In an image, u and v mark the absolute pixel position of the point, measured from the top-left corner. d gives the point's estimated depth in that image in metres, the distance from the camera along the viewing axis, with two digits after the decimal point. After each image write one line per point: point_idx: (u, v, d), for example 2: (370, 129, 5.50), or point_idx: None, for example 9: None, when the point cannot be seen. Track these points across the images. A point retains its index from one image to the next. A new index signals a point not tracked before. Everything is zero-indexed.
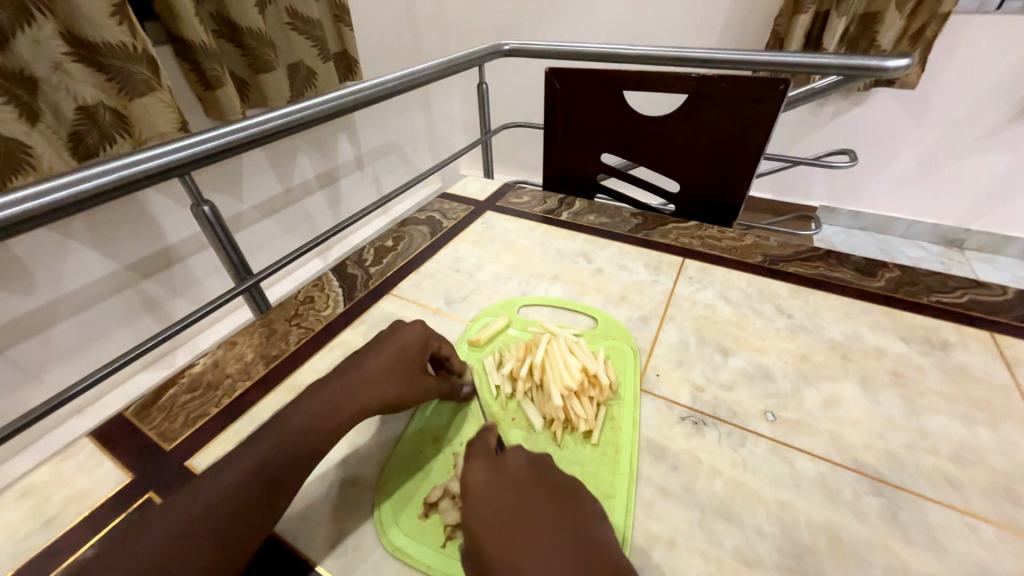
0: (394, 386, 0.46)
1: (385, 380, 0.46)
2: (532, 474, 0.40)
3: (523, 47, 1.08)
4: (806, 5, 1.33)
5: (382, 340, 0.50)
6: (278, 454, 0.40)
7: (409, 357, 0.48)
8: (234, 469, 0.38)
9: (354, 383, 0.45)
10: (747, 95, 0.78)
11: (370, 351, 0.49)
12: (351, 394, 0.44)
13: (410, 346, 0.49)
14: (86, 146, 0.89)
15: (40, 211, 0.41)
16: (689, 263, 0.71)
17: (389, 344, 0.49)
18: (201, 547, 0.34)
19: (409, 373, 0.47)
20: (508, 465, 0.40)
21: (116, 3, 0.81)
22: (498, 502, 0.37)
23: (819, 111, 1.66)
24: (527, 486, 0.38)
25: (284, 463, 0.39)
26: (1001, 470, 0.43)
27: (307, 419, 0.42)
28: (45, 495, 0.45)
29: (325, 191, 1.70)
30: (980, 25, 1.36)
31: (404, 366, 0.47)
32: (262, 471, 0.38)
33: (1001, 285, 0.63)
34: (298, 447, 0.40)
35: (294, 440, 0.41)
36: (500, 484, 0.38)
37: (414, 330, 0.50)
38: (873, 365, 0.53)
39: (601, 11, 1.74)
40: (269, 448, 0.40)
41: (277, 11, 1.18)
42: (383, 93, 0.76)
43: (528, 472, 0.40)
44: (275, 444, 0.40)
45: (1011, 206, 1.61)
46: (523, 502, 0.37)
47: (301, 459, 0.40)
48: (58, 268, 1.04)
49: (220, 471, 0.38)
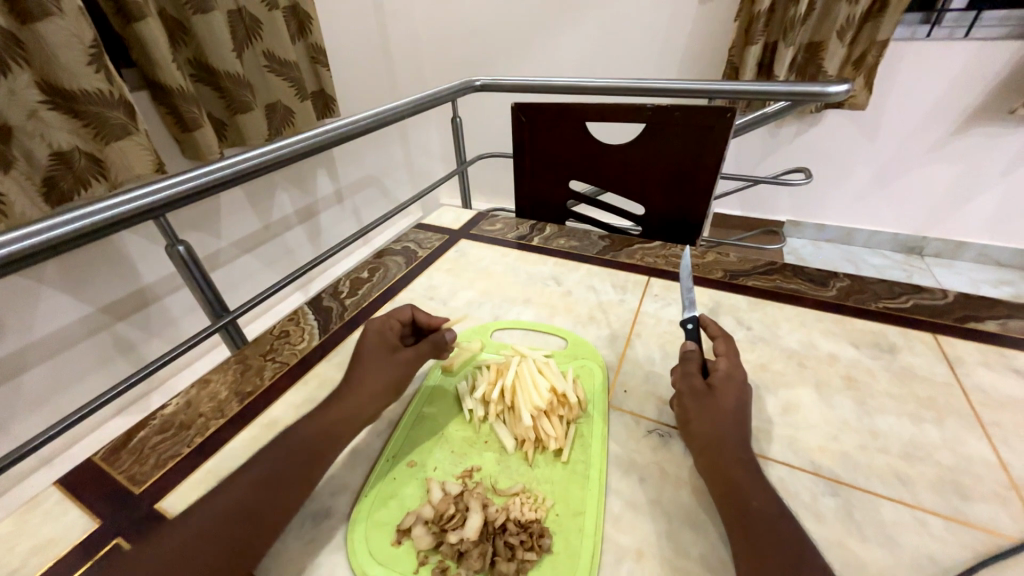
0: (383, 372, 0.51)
1: (369, 374, 0.51)
2: (741, 379, 0.48)
3: (493, 83, 1.13)
4: (756, 37, 1.43)
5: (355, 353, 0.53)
6: (263, 491, 0.40)
7: (379, 344, 0.53)
8: (222, 502, 0.39)
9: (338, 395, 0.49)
10: (699, 122, 0.83)
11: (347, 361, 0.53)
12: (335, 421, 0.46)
13: (373, 338, 0.54)
14: (60, 191, 0.90)
15: (14, 256, 0.42)
16: (654, 282, 0.74)
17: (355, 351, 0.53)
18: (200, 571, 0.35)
19: (389, 353, 0.53)
20: (724, 369, 0.49)
21: (93, 53, 0.83)
22: (710, 396, 0.46)
23: (778, 132, 1.76)
24: (738, 385, 0.47)
25: (270, 496, 0.40)
26: (946, 463, 0.45)
27: (297, 448, 0.44)
28: (8, 548, 0.44)
29: (305, 225, 1.72)
30: (914, 50, 1.48)
31: (376, 354, 0.53)
32: (242, 508, 0.39)
33: (942, 289, 0.67)
34: (282, 480, 0.41)
35: (274, 474, 0.41)
36: (725, 379, 0.47)
37: (371, 323, 0.56)
38: (827, 370, 0.56)
39: (568, 49, 1.84)
40: (254, 484, 0.40)
41: (255, 54, 1.22)
42: (361, 131, 0.79)
43: (737, 377, 0.48)
44: (258, 481, 0.41)
45: (962, 214, 1.71)
46: (730, 398, 0.46)
47: (286, 495, 0.41)
48: (30, 314, 1.02)
49: (201, 511, 0.38)
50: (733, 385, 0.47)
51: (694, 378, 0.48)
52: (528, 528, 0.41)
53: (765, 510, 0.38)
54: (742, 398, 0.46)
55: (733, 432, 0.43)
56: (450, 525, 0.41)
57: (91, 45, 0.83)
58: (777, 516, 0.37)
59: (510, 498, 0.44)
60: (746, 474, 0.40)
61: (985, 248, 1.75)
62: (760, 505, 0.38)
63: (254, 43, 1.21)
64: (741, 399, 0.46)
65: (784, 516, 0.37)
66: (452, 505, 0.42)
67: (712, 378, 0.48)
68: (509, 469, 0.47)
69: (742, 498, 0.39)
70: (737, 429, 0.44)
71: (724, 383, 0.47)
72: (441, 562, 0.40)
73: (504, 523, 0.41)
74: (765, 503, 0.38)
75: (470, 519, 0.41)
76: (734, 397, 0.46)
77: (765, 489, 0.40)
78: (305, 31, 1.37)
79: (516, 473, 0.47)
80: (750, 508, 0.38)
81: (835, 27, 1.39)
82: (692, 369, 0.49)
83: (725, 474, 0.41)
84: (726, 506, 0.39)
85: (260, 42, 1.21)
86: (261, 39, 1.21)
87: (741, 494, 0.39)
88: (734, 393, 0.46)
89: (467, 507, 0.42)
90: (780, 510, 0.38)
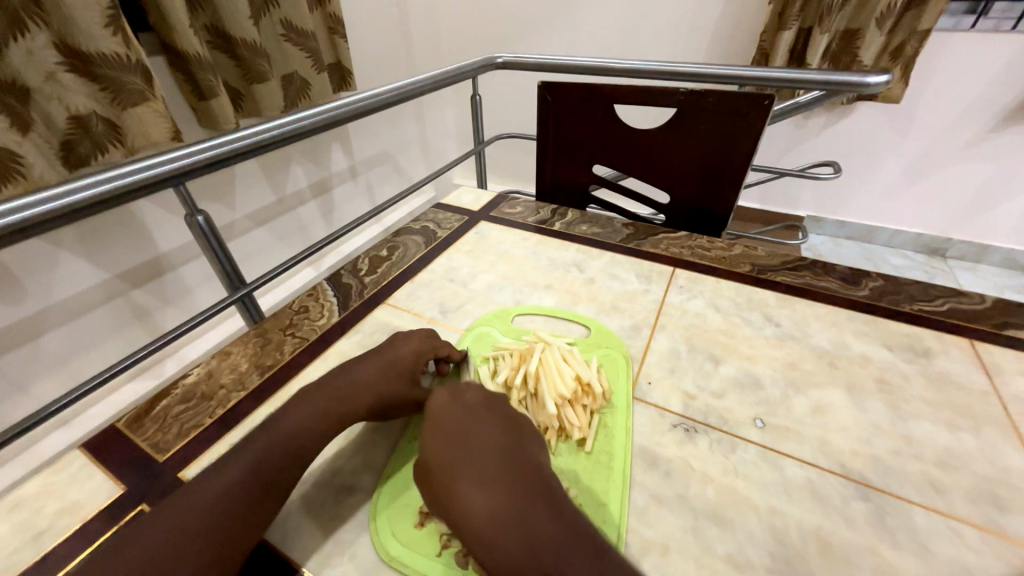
0: (390, 382, 0.49)
1: (381, 379, 0.49)
2: (490, 406, 0.45)
3: (516, 61, 1.09)
4: (790, 22, 1.37)
5: (377, 351, 0.52)
6: (266, 462, 0.41)
7: (407, 357, 0.51)
8: (226, 473, 0.39)
9: (345, 393, 0.47)
10: (734, 109, 0.80)
11: (365, 360, 0.51)
12: (340, 398, 0.47)
13: (408, 352, 0.52)
14: (77, 156, 0.89)
15: (8, 228, 0.40)
16: (679, 273, 0.72)
17: (384, 354, 0.51)
18: (201, 538, 0.35)
19: (405, 377, 0.50)
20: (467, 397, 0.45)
21: (110, 14, 0.82)
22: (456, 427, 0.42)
23: (805, 124, 1.70)
24: (483, 412, 0.44)
25: (272, 470, 0.41)
26: (982, 473, 0.44)
27: (299, 422, 0.44)
28: (34, 509, 0.44)
29: (319, 200, 1.71)
30: (956, 41, 1.41)
31: (398, 363, 0.51)
32: (243, 480, 0.39)
33: (979, 293, 0.65)
34: (285, 451, 0.42)
35: (279, 446, 0.42)
36: (463, 410, 0.44)
37: (414, 338, 0.54)
38: (859, 372, 0.54)
39: (592, 28, 1.78)
40: (257, 455, 0.41)
41: (272, 22, 1.19)
42: (380, 105, 0.78)
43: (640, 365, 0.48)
44: (261, 451, 0.41)
45: (991, 216, 1.66)
46: (479, 424, 0.43)
47: (288, 464, 0.41)
48: (48, 278, 1.03)
49: (211, 479, 0.39)
50: (476, 411, 0.44)
51: (446, 401, 0.44)
52: None
53: (517, 515, 0.36)
54: (488, 425, 0.43)
55: (472, 459, 0.39)
56: None
57: (109, 7, 0.81)
58: (558, 539, 0.35)
59: None
60: (490, 481, 0.38)
61: (1011, 253, 1.70)
62: (509, 514, 0.36)
63: (272, 11, 1.17)
64: (490, 403, 0.45)
65: (534, 518, 0.36)
66: None
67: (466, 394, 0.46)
68: None
69: (482, 512, 0.36)
70: (478, 452, 0.40)
71: (477, 407, 0.45)
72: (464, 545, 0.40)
73: None
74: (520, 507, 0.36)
75: None
76: (492, 420, 0.43)
77: (529, 486, 0.38)
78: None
79: None
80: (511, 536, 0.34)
81: (875, 15, 1.33)
82: (457, 392, 0.46)
83: (463, 486, 0.38)
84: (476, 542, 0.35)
85: (278, 9, 1.18)
86: (280, 7, 1.17)
87: (476, 508, 0.36)
88: (483, 403, 0.45)
89: None
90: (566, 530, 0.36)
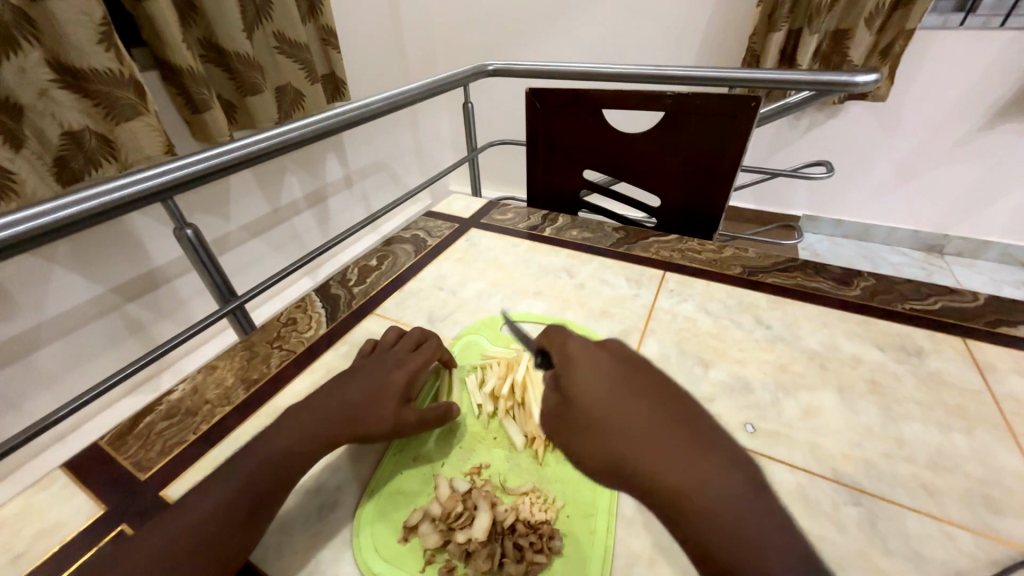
0: (381, 401, 0.48)
1: (372, 399, 0.48)
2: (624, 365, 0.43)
3: (506, 68, 1.09)
4: (779, 23, 1.37)
5: (369, 371, 0.51)
6: (251, 481, 0.40)
7: (400, 378, 0.50)
8: (210, 494, 0.38)
9: (341, 412, 0.46)
10: (722, 111, 0.80)
11: (356, 379, 0.50)
12: (332, 419, 0.46)
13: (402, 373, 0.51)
14: (71, 171, 0.89)
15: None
16: (670, 277, 0.72)
17: (375, 374, 0.51)
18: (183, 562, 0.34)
19: (396, 396, 0.48)
20: (598, 360, 0.44)
21: (103, 31, 0.82)
22: (596, 389, 0.41)
23: (797, 124, 1.70)
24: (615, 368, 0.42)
25: (257, 490, 0.40)
26: (975, 475, 0.43)
27: (289, 443, 0.43)
28: (15, 531, 0.43)
29: (314, 210, 1.71)
30: (945, 38, 1.41)
31: (390, 382, 0.50)
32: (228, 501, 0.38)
33: (971, 291, 0.64)
34: (269, 471, 0.41)
35: (264, 465, 0.41)
36: (598, 372, 0.43)
37: (408, 359, 0.53)
38: (850, 373, 0.54)
39: (583, 33, 1.79)
40: (235, 473, 0.40)
41: (265, 35, 1.20)
42: (370, 115, 0.77)
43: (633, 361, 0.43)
44: (241, 469, 0.40)
45: (988, 212, 1.65)
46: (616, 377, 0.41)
47: (275, 483, 0.41)
48: (41, 294, 1.02)
49: (192, 500, 0.38)
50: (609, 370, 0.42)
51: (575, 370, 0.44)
52: (537, 529, 0.40)
53: (685, 468, 0.33)
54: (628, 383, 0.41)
55: (620, 416, 0.38)
56: (459, 523, 0.40)
57: (101, 23, 0.82)
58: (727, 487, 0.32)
59: (519, 498, 0.43)
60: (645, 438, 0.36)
61: (1008, 248, 1.69)
62: (674, 470, 0.33)
63: (264, 24, 1.18)
64: (623, 364, 0.43)
65: (699, 467, 0.33)
66: (462, 503, 0.41)
67: (593, 360, 0.44)
68: (519, 467, 0.46)
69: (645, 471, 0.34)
70: (622, 410, 0.39)
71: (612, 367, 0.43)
72: (448, 561, 0.39)
73: (513, 524, 0.40)
74: (679, 459, 0.34)
75: (478, 518, 0.40)
76: (627, 380, 0.41)
77: (687, 437, 0.35)
78: (316, 11, 1.34)
79: (526, 471, 0.46)
80: (695, 495, 0.32)
81: (864, 15, 1.33)
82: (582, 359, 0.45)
83: (619, 448, 0.37)
84: (662, 510, 0.33)
85: (270, 22, 1.18)
86: (272, 19, 1.18)
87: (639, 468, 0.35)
88: (613, 364, 0.43)
89: (475, 506, 0.41)
90: (755, 482, 0.33)
